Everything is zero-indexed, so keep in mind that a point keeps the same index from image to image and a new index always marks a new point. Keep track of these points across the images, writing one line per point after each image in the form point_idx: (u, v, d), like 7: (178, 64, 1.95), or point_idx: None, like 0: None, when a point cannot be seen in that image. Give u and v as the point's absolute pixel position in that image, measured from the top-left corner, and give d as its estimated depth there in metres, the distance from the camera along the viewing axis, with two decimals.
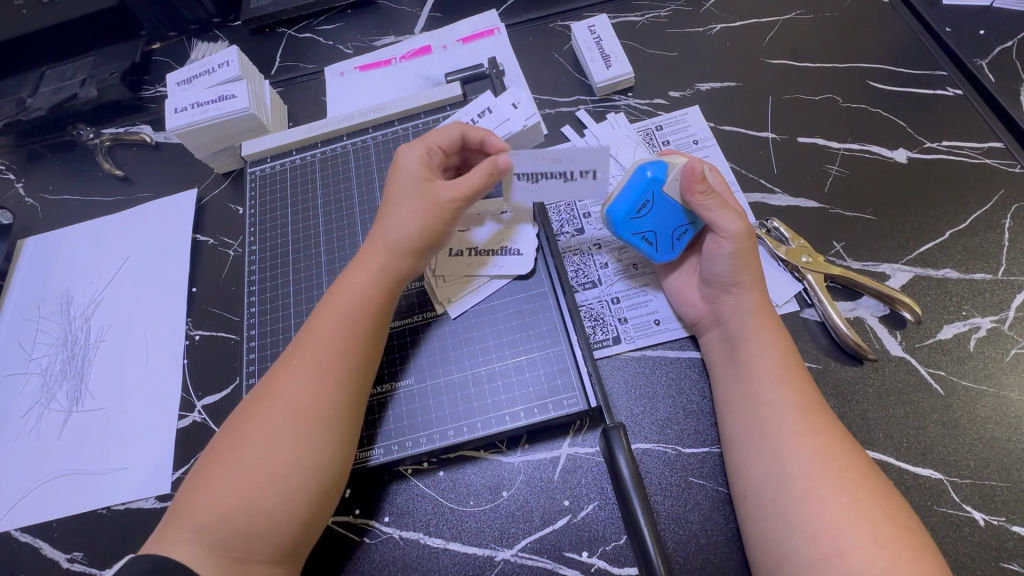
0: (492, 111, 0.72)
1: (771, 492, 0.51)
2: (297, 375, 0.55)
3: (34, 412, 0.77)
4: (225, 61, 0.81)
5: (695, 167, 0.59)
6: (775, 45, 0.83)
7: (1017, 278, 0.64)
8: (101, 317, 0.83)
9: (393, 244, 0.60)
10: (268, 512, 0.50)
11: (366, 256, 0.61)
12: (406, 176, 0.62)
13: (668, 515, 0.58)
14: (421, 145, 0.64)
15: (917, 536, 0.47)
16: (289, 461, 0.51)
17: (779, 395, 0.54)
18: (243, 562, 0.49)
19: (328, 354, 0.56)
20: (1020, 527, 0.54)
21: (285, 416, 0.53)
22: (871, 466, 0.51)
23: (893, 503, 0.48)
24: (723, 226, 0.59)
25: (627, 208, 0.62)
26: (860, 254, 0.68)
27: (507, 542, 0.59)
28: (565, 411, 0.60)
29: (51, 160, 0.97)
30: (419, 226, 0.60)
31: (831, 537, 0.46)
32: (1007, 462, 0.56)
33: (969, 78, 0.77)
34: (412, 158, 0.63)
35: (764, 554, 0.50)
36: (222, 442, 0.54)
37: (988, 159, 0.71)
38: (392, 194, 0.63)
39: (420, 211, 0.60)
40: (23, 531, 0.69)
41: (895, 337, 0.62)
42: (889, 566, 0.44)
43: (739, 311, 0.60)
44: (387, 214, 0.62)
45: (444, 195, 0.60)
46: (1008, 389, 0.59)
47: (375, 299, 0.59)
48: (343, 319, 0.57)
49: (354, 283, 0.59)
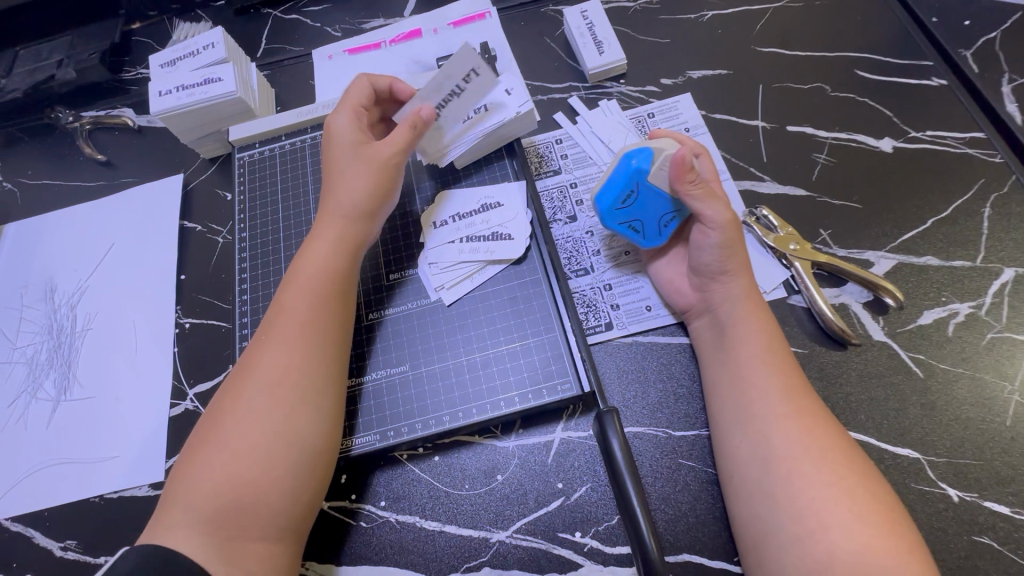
0: (479, 77, 0.64)
1: (756, 469, 0.52)
2: (269, 348, 0.57)
3: (21, 402, 0.76)
4: (210, 42, 0.80)
5: (683, 158, 0.59)
6: (766, 32, 0.84)
7: (995, 265, 0.66)
8: (87, 305, 0.82)
9: (351, 210, 0.63)
10: (255, 481, 0.51)
11: (323, 229, 0.63)
12: (343, 139, 0.65)
13: (659, 495, 0.60)
14: (349, 107, 0.67)
15: (894, 512, 0.49)
16: (268, 428, 0.53)
17: (766, 378, 0.56)
18: (236, 540, 0.49)
19: (296, 323, 0.58)
20: (991, 503, 0.56)
21: (259, 385, 0.55)
22: (852, 445, 0.53)
23: (871, 480, 0.51)
24: (709, 216, 0.60)
25: (611, 198, 0.63)
26: (846, 242, 0.69)
27: (502, 524, 0.61)
28: (559, 396, 0.61)
29: (28, 144, 0.94)
30: (373, 189, 0.64)
31: (816, 514, 0.48)
32: (981, 442, 0.58)
33: (953, 69, 0.78)
34: (342, 121, 0.66)
35: (748, 533, 0.52)
36: (207, 426, 0.55)
37: (970, 149, 0.73)
38: (334, 160, 0.66)
39: (365, 171, 0.64)
40: (14, 520, 0.69)
41: (877, 323, 0.64)
42: (868, 539, 0.46)
43: (730, 298, 0.61)
44: (335, 180, 0.65)
45: (383, 151, 0.64)
46: (983, 371, 0.61)
47: (338, 267, 0.62)
48: (313, 292, 0.60)
49: (318, 251, 0.62)
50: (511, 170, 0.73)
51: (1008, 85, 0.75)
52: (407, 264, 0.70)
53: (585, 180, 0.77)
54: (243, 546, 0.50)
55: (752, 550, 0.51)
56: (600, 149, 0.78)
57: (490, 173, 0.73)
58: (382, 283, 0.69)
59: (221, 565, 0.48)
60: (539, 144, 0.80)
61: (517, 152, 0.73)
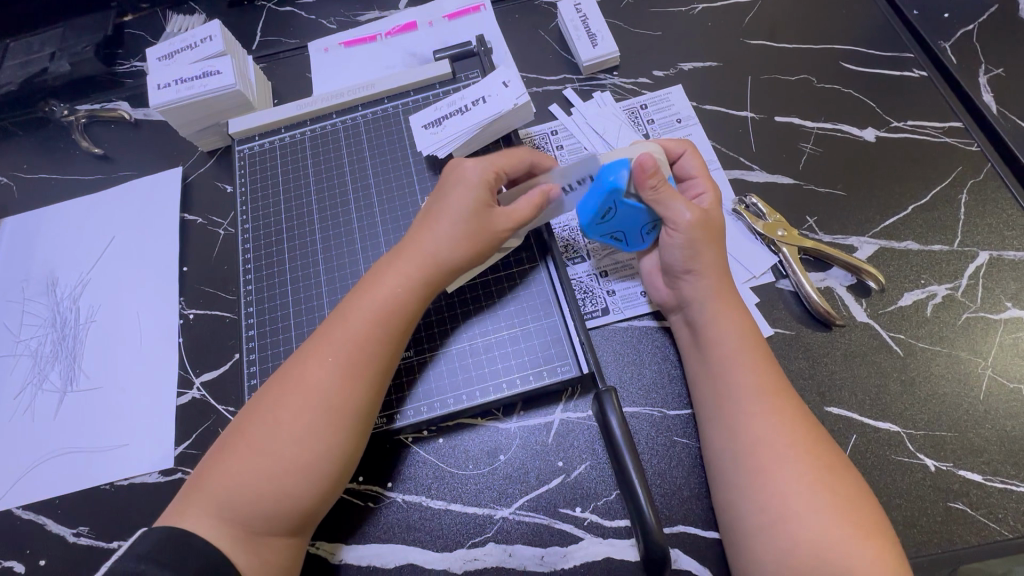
0: (486, 101, 0.72)
1: (729, 463, 0.55)
2: (329, 369, 0.56)
3: (27, 393, 0.77)
4: (207, 35, 0.80)
5: (645, 163, 0.59)
6: (754, 25, 0.86)
7: (971, 248, 0.70)
8: (89, 298, 0.82)
9: (438, 256, 0.60)
10: (293, 495, 0.53)
11: (402, 258, 0.61)
12: (469, 192, 0.61)
13: (655, 471, 0.63)
14: (491, 161, 0.63)
15: (860, 503, 0.51)
16: (321, 455, 0.53)
17: (740, 376, 0.58)
18: (258, 538, 0.52)
19: (358, 350, 0.57)
20: (966, 471, 0.60)
21: (314, 407, 0.54)
22: (824, 436, 0.56)
23: (841, 473, 0.53)
24: (672, 219, 0.62)
25: (590, 214, 0.64)
26: (831, 228, 0.72)
27: (505, 501, 0.63)
28: (559, 377, 0.64)
29: (23, 138, 0.94)
30: (469, 250, 0.61)
31: (780, 506, 0.51)
32: (956, 414, 0.62)
33: (933, 60, 0.81)
34: (478, 174, 0.62)
35: (725, 518, 0.55)
36: (248, 422, 0.55)
37: (948, 138, 0.76)
38: (445, 204, 0.62)
39: (473, 233, 0.60)
40: (25, 509, 0.70)
41: (860, 305, 0.67)
42: (828, 529, 0.49)
43: (698, 296, 0.63)
44: (436, 224, 0.61)
45: (502, 224, 0.61)
46: (959, 349, 0.65)
47: (408, 300, 0.60)
48: (377, 318, 0.58)
49: (389, 276, 0.60)
50: None
51: (985, 76, 0.78)
52: None
53: None
54: (264, 542, 0.52)
55: (727, 532, 0.55)
56: (594, 139, 0.80)
57: None
58: None
59: (244, 560, 0.51)
60: (535, 135, 0.82)
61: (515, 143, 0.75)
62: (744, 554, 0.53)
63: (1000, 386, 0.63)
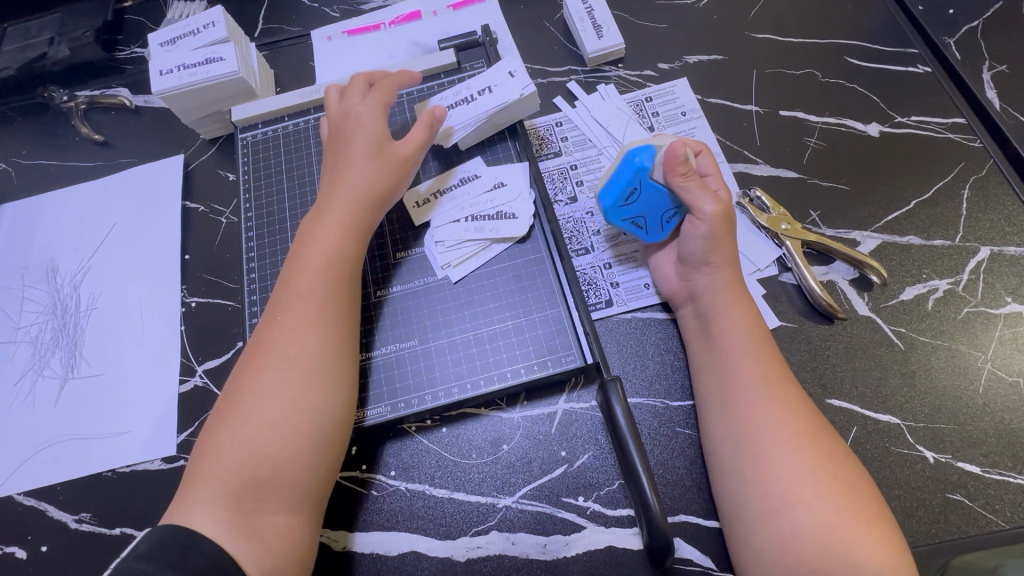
0: (492, 91, 0.72)
1: (731, 451, 0.56)
2: (284, 328, 0.58)
3: (27, 380, 0.77)
4: (211, 22, 0.80)
5: (675, 150, 0.62)
6: (760, 19, 0.86)
7: (972, 244, 0.70)
8: (90, 285, 0.82)
9: (364, 196, 0.64)
10: (275, 456, 0.53)
11: (332, 209, 0.64)
12: (369, 128, 0.66)
13: (658, 461, 0.63)
14: (376, 100, 0.69)
15: (860, 492, 0.52)
16: (286, 407, 0.54)
17: (744, 366, 0.58)
18: (258, 513, 0.51)
19: (309, 302, 0.59)
20: (964, 463, 0.61)
21: (274, 364, 0.56)
22: (826, 425, 0.56)
23: (841, 461, 0.54)
24: (700, 208, 0.62)
25: (615, 195, 0.66)
26: (834, 222, 0.72)
27: (508, 490, 0.63)
28: (563, 368, 0.64)
29: (21, 123, 0.93)
30: (385, 178, 0.65)
31: (782, 493, 0.52)
32: (956, 407, 0.63)
33: (937, 56, 0.81)
34: (370, 111, 0.67)
35: (725, 505, 0.56)
36: (224, 403, 0.56)
37: (951, 134, 0.76)
38: (352, 142, 0.66)
39: (384, 166, 0.65)
40: (26, 495, 0.70)
41: (862, 298, 0.68)
42: (828, 517, 0.50)
43: (712, 288, 0.63)
44: (353, 165, 0.65)
45: (406, 149, 0.67)
46: (959, 343, 0.65)
47: (346, 248, 0.63)
48: (321, 270, 0.61)
49: (326, 228, 0.63)
50: (514, 152, 0.75)
51: (988, 73, 0.79)
52: (417, 244, 0.71)
53: (585, 162, 0.79)
54: (264, 520, 0.52)
55: (727, 520, 0.56)
56: (599, 131, 0.80)
57: (493, 154, 0.75)
58: (389, 261, 0.70)
59: (245, 543, 0.50)
60: (540, 126, 0.81)
61: (520, 134, 0.75)
62: (742, 539, 0.54)
63: (999, 379, 0.64)
